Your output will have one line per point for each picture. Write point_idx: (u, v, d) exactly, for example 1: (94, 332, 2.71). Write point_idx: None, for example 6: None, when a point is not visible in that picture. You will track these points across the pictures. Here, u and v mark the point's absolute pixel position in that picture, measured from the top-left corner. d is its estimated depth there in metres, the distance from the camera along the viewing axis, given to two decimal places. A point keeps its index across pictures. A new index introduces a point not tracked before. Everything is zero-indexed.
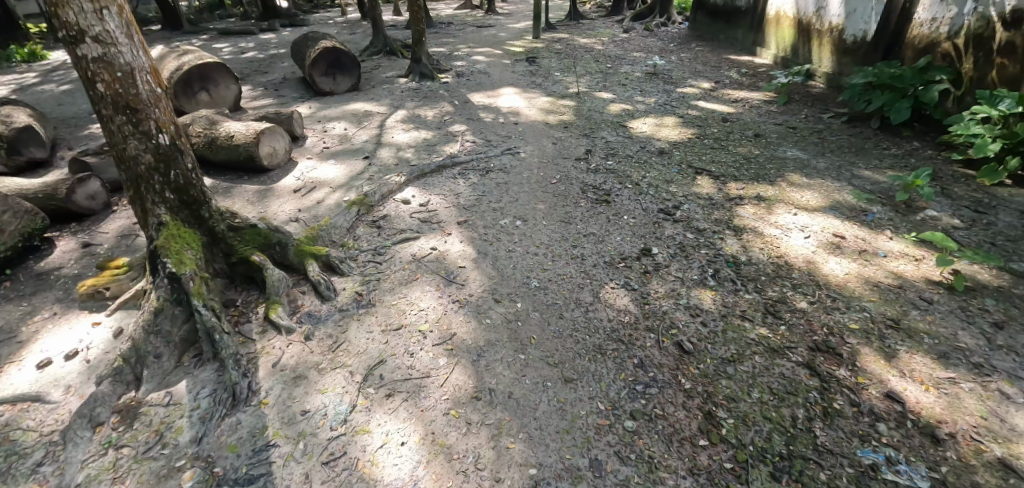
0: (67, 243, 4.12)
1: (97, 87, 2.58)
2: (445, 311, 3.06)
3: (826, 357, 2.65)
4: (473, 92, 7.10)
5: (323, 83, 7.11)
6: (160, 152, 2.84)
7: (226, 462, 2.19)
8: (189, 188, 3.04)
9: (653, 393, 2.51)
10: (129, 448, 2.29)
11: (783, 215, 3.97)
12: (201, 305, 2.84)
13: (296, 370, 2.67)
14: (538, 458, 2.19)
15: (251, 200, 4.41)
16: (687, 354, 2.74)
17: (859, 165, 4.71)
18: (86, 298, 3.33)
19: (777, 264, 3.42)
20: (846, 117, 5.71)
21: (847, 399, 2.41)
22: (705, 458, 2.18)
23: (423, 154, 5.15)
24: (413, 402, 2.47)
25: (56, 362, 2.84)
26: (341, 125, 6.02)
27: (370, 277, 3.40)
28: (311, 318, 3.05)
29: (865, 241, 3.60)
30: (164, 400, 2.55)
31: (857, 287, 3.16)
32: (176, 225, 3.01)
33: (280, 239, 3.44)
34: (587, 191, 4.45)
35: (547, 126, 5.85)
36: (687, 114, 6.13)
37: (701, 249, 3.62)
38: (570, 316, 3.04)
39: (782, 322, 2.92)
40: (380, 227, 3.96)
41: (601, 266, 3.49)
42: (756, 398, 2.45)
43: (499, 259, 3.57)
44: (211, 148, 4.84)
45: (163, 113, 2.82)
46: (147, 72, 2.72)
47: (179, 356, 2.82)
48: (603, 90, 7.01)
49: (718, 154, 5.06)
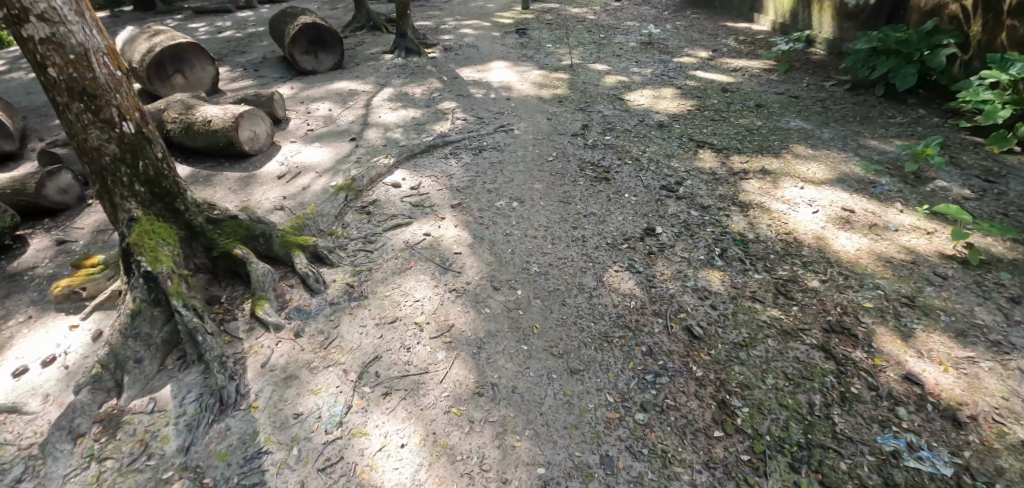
0: (41, 241, 3.89)
1: (48, 72, 2.33)
2: (441, 301, 2.91)
3: (841, 339, 2.55)
4: (462, 66, 6.80)
5: (305, 62, 6.76)
6: (125, 141, 2.62)
7: (216, 473, 2.06)
8: (160, 180, 2.83)
9: (664, 383, 2.40)
10: (112, 461, 2.15)
11: (790, 189, 3.83)
12: (182, 305, 2.67)
13: (286, 370, 2.53)
14: (546, 456, 2.08)
15: (233, 188, 4.18)
16: (697, 339, 2.63)
17: (864, 135, 4.55)
18: (62, 299, 3.15)
19: (786, 242, 3.29)
20: (850, 84, 5.51)
21: (864, 382, 2.32)
22: (721, 450, 2.08)
23: (412, 134, 4.91)
24: (412, 400, 2.35)
25: (32, 370, 2.68)
26: (325, 105, 5.73)
27: (361, 267, 3.23)
28: (300, 314, 2.89)
29: (875, 214, 3.48)
30: (148, 407, 2.40)
31: (870, 264, 3.04)
32: (150, 220, 2.81)
33: (263, 230, 3.25)
34: (585, 169, 4.26)
35: (540, 101, 5.60)
36: (685, 85, 5.89)
37: (707, 227, 3.48)
38: (574, 302, 2.90)
39: (794, 303, 2.81)
40: (370, 213, 3.76)
41: (603, 248, 3.34)
42: (770, 384, 2.35)
43: (497, 244, 3.40)
44: (188, 134, 4.57)
45: (125, 98, 2.58)
46: (104, 54, 2.47)
47: (162, 358, 2.66)
48: (598, 62, 6.73)
49: (719, 126, 4.86)
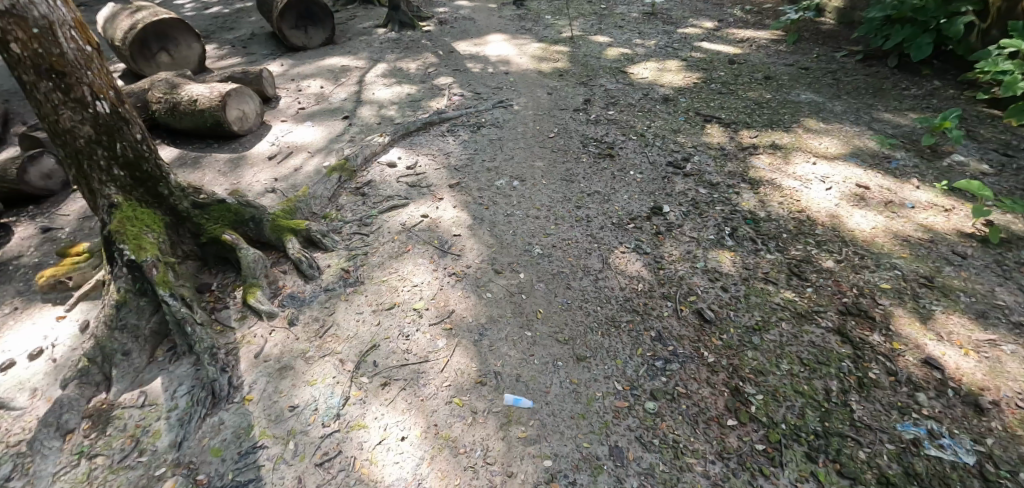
0: (26, 229, 3.74)
1: (11, 48, 2.16)
2: (441, 286, 2.79)
3: (857, 321, 2.45)
4: (458, 40, 6.53)
5: (294, 37, 6.48)
6: (100, 122, 2.45)
7: (210, 469, 1.98)
8: (141, 163, 2.67)
9: (674, 370, 2.31)
10: (103, 458, 2.07)
11: (801, 165, 3.67)
12: (169, 294, 2.54)
13: (281, 361, 2.43)
14: (553, 448, 2.00)
15: (222, 170, 4.02)
16: (708, 323, 2.53)
17: (878, 107, 4.36)
18: (48, 290, 3.03)
19: (799, 220, 3.16)
20: (862, 55, 5.27)
21: (882, 367, 2.22)
22: (735, 440, 2.01)
23: (407, 111, 4.71)
24: (412, 390, 2.25)
25: (20, 363, 2.59)
26: (316, 82, 5.50)
27: (357, 251, 3.10)
28: (294, 301, 2.77)
29: (892, 191, 3.34)
30: (139, 401, 2.32)
31: (885, 243, 2.92)
32: (132, 206, 2.66)
33: (253, 214, 3.10)
34: (588, 145, 4.10)
35: (540, 75, 5.37)
36: (691, 57, 5.65)
37: (716, 206, 3.34)
38: (579, 286, 2.79)
39: (808, 284, 2.70)
40: (365, 194, 3.61)
41: (607, 229, 3.21)
42: (785, 370, 2.26)
43: (497, 225, 3.26)
44: (174, 116, 4.37)
45: (98, 76, 2.41)
46: (70, 27, 2.28)
47: (152, 350, 2.56)
48: (599, 34, 6.46)
49: (727, 99, 4.67)
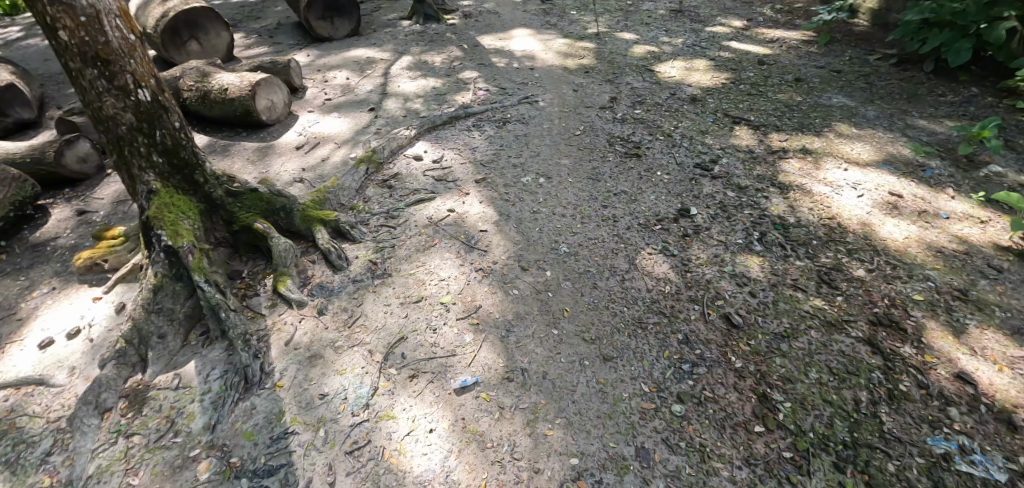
0: (62, 211, 3.85)
1: (59, 35, 2.21)
2: (468, 281, 2.81)
3: (888, 332, 2.41)
4: (483, 34, 6.52)
5: (321, 28, 6.52)
6: (141, 110, 2.50)
7: (243, 452, 2.03)
8: (178, 150, 2.72)
9: (701, 373, 2.30)
10: (139, 437, 2.14)
11: (832, 170, 3.61)
12: (203, 280, 2.60)
13: (310, 349, 2.47)
14: (579, 446, 2.01)
15: (251, 159, 4.08)
16: (736, 328, 2.51)
17: (913, 113, 4.27)
18: (84, 271, 3.11)
19: (829, 227, 3.11)
20: (896, 58, 5.13)
21: (913, 380, 2.19)
22: (762, 446, 2.00)
23: (433, 104, 4.72)
24: (440, 383, 2.28)
25: (58, 342, 2.67)
26: (342, 73, 5.54)
27: (384, 244, 3.12)
28: (323, 291, 2.81)
29: (925, 200, 3.27)
30: (173, 384, 2.38)
31: (918, 253, 2.86)
32: (169, 192, 2.72)
33: (284, 204, 3.14)
34: (615, 144, 4.08)
35: (566, 71, 5.34)
36: (719, 56, 5.57)
37: (744, 209, 3.31)
38: (606, 285, 2.79)
39: (838, 292, 2.67)
40: (391, 187, 3.64)
41: (634, 229, 3.20)
42: (814, 379, 2.24)
43: (524, 222, 3.26)
44: (205, 103, 4.44)
45: (140, 64, 2.46)
46: (116, 15, 2.33)
47: (186, 334, 2.62)
48: (626, 31, 6.39)
49: (756, 101, 4.60)
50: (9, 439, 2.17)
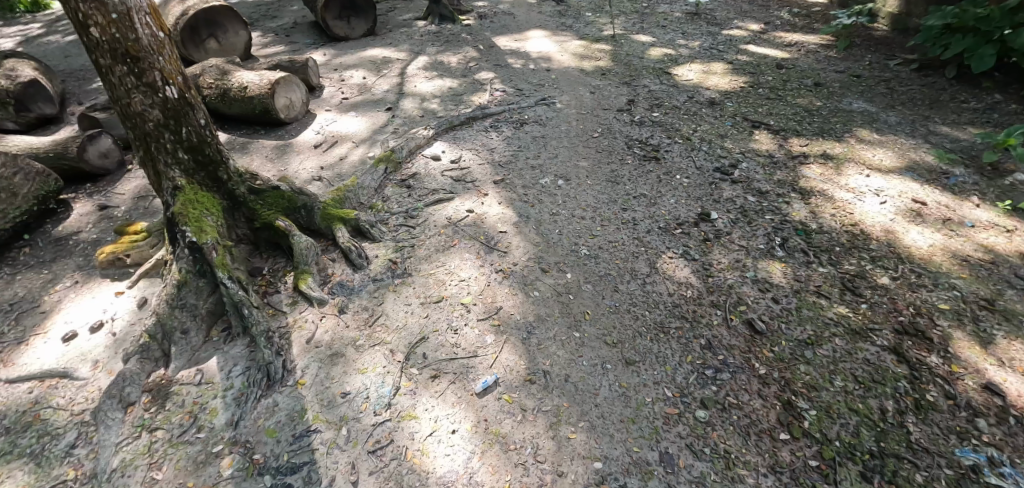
0: (83, 205, 3.90)
1: (91, 32, 2.23)
2: (488, 282, 2.81)
3: (914, 342, 2.38)
4: (499, 35, 6.52)
5: (337, 27, 6.55)
6: (169, 107, 2.52)
7: (266, 449, 2.04)
8: (203, 147, 2.74)
9: (725, 379, 2.28)
10: (163, 431, 2.16)
11: (854, 177, 3.57)
12: (226, 277, 2.62)
13: (331, 348, 2.48)
14: (603, 450, 2.00)
15: (269, 157, 4.10)
16: (760, 334, 2.48)
17: (935, 119, 4.21)
18: (107, 266, 3.14)
19: (852, 234, 3.08)
20: (918, 63, 5.07)
21: (940, 390, 2.16)
22: (787, 454, 1.98)
23: (450, 105, 4.73)
24: (462, 384, 2.27)
25: (81, 335, 2.70)
26: (358, 73, 5.56)
27: (404, 243, 3.13)
28: (343, 289, 2.82)
29: (950, 208, 3.22)
30: (196, 379, 2.40)
31: (944, 262, 2.82)
32: (193, 189, 2.74)
33: (305, 202, 3.15)
34: (633, 147, 4.06)
35: (582, 73, 5.33)
36: (737, 60, 5.53)
37: (765, 215, 3.28)
38: (627, 289, 2.78)
39: (863, 300, 2.63)
40: (410, 186, 3.65)
41: (655, 233, 3.18)
42: (839, 387, 2.21)
43: (543, 224, 3.25)
44: (224, 101, 4.47)
45: (168, 61, 2.47)
46: (146, 13, 2.34)
47: (208, 330, 2.64)
48: (642, 33, 6.37)
49: (775, 105, 4.57)
50: (35, 431, 2.19)
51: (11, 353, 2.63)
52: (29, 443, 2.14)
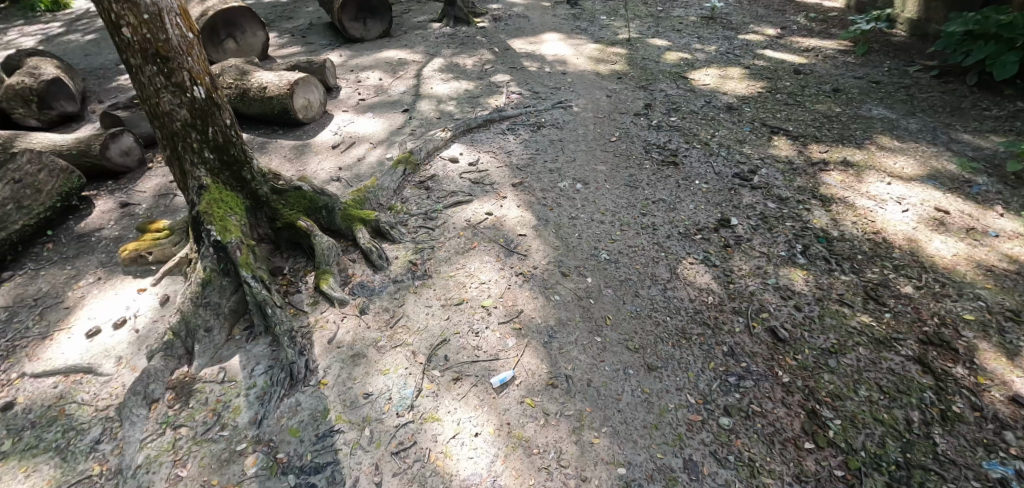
0: (105, 203, 3.94)
1: (122, 32, 2.26)
2: (508, 285, 2.81)
3: (939, 352, 2.34)
4: (514, 38, 6.53)
5: (353, 29, 6.60)
6: (196, 107, 2.54)
7: (290, 448, 2.05)
8: (229, 147, 2.76)
9: (748, 387, 2.27)
10: (187, 429, 2.17)
11: (875, 184, 3.55)
12: (250, 276, 2.64)
13: (353, 348, 2.49)
14: (627, 455, 1.99)
15: (288, 157, 4.14)
16: (782, 342, 2.47)
17: (957, 127, 4.17)
18: (130, 263, 3.18)
19: (874, 242, 3.05)
20: (937, 70, 5.02)
21: (967, 402, 2.12)
22: (813, 464, 1.95)
23: (466, 107, 4.74)
24: (483, 387, 2.28)
25: (105, 331, 2.73)
26: (375, 74, 5.60)
27: (423, 245, 3.14)
28: (364, 290, 2.84)
29: (973, 217, 3.17)
30: (219, 377, 2.42)
31: (968, 272, 2.78)
32: (218, 188, 2.77)
33: (326, 202, 3.18)
34: (651, 151, 4.06)
35: (598, 77, 5.33)
36: (754, 65, 5.51)
37: (786, 221, 3.26)
38: (647, 294, 2.77)
39: (886, 309, 2.60)
40: (429, 188, 3.67)
41: (674, 238, 3.18)
42: (864, 396, 2.19)
43: (562, 228, 3.25)
44: (244, 101, 4.51)
45: (196, 62, 2.50)
46: (176, 14, 2.37)
47: (230, 328, 2.67)
48: (657, 37, 6.36)
49: (794, 111, 4.54)
50: (60, 426, 2.22)
51: (37, 347, 2.67)
52: (55, 438, 2.17)
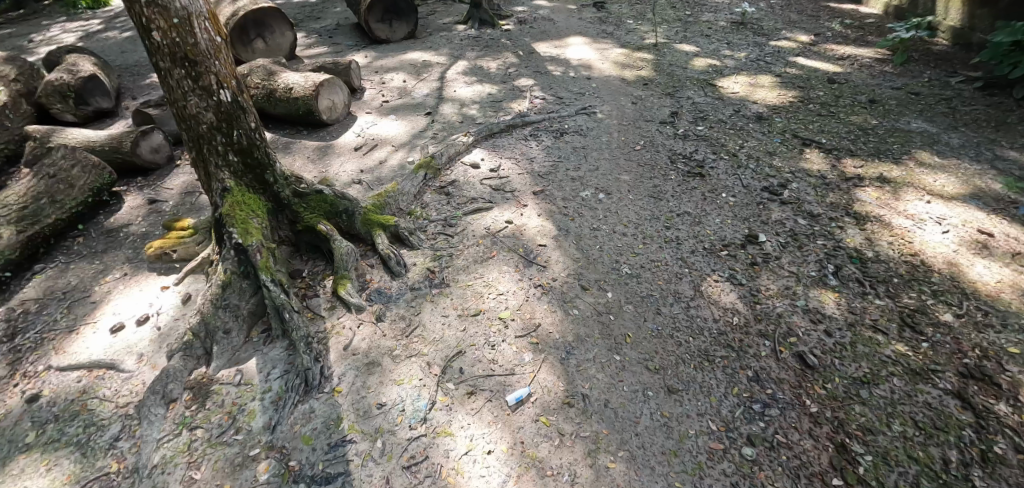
0: (134, 198, 4.03)
1: (153, 36, 2.30)
2: (526, 297, 2.76)
3: (981, 387, 2.20)
4: (538, 41, 6.48)
5: (379, 30, 6.63)
6: (222, 110, 2.56)
7: (302, 456, 2.04)
8: (253, 150, 2.78)
9: (774, 415, 2.17)
10: (202, 430, 2.19)
11: (913, 202, 3.38)
12: (269, 279, 2.66)
13: (368, 356, 2.48)
14: (643, 483, 1.92)
15: (311, 158, 4.16)
16: (811, 369, 2.36)
17: (1003, 143, 3.94)
18: (155, 260, 3.24)
19: (911, 264, 2.90)
20: (982, 82, 4.76)
21: (1010, 443, 1.98)
22: None
23: (489, 111, 4.71)
24: (497, 403, 2.23)
25: (128, 327, 2.78)
26: (399, 76, 5.61)
27: (442, 252, 3.11)
28: (381, 297, 2.83)
29: (1020, 240, 2.98)
30: (236, 379, 2.43)
31: (1013, 300, 2.61)
32: (241, 191, 2.79)
33: (347, 206, 3.18)
34: (677, 162, 3.95)
35: (623, 83, 5.23)
36: (786, 73, 5.34)
37: (817, 239, 3.14)
38: (669, 312, 2.70)
39: (923, 338, 2.46)
40: (449, 194, 3.65)
41: (699, 253, 3.09)
42: (897, 431, 2.07)
43: (583, 239, 3.19)
44: (270, 101, 4.56)
45: (224, 65, 2.52)
46: (205, 18, 2.39)
47: (249, 330, 2.69)
48: (685, 42, 6.23)
49: (827, 122, 4.38)
50: (82, 421, 2.26)
51: (64, 340, 2.73)
52: (76, 433, 2.21)
